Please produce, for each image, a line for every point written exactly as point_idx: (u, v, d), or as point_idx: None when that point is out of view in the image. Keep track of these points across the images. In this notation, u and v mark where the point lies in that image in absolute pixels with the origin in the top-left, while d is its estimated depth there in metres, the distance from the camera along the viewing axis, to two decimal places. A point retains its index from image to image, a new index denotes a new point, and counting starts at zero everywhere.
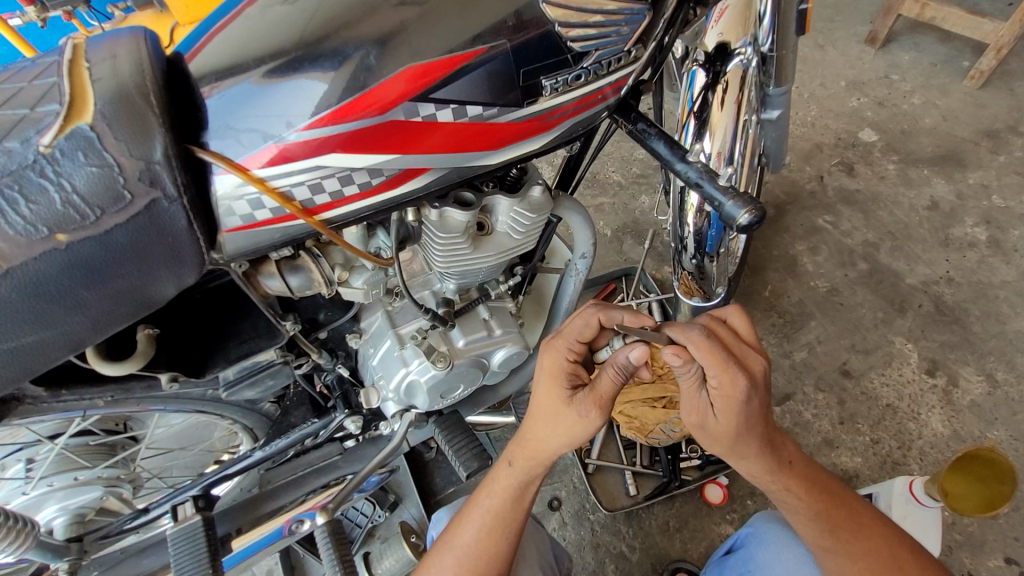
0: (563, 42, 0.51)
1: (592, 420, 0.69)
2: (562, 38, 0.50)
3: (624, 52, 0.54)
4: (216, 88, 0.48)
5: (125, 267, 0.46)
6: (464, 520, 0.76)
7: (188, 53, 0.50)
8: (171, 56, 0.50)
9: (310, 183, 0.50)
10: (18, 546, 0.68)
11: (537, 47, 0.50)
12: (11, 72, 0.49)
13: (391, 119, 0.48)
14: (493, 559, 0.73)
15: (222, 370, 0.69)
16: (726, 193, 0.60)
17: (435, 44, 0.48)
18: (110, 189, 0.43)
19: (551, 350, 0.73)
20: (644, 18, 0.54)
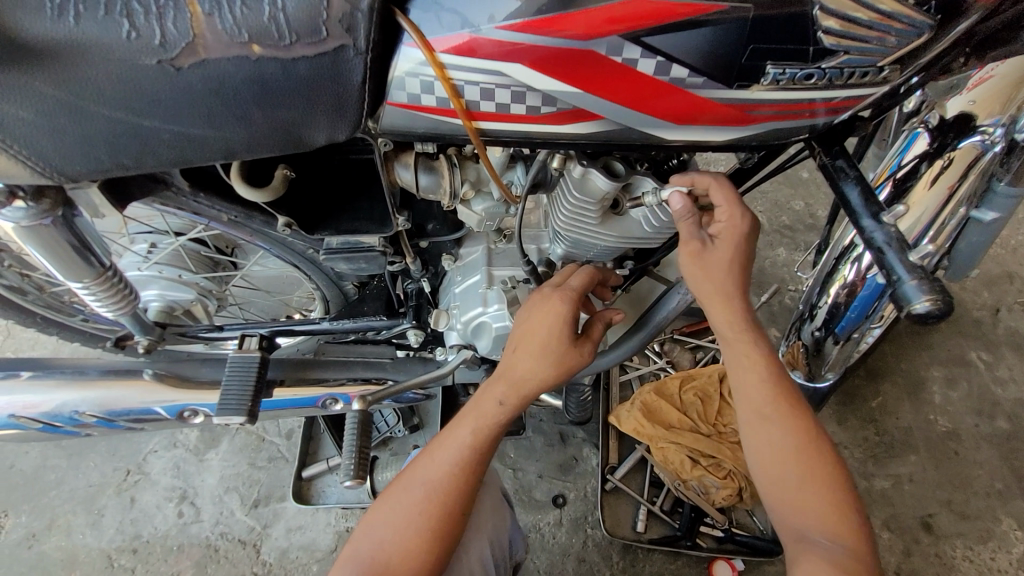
0: (811, 28, 0.44)
1: (578, 364, 0.74)
2: (815, 25, 0.43)
3: (873, 69, 0.46)
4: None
5: (297, 98, 0.48)
6: (439, 448, 0.73)
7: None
8: None
9: (484, 86, 0.48)
10: (120, 308, 0.75)
11: (779, 27, 0.43)
12: None
13: (590, 49, 0.44)
14: (460, 494, 0.70)
15: (328, 235, 0.72)
16: (912, 271, 0.50)
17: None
18: (312, 21, 0.44)
19: (550, 303, 0.73)
20: (915, 35, 0.44)
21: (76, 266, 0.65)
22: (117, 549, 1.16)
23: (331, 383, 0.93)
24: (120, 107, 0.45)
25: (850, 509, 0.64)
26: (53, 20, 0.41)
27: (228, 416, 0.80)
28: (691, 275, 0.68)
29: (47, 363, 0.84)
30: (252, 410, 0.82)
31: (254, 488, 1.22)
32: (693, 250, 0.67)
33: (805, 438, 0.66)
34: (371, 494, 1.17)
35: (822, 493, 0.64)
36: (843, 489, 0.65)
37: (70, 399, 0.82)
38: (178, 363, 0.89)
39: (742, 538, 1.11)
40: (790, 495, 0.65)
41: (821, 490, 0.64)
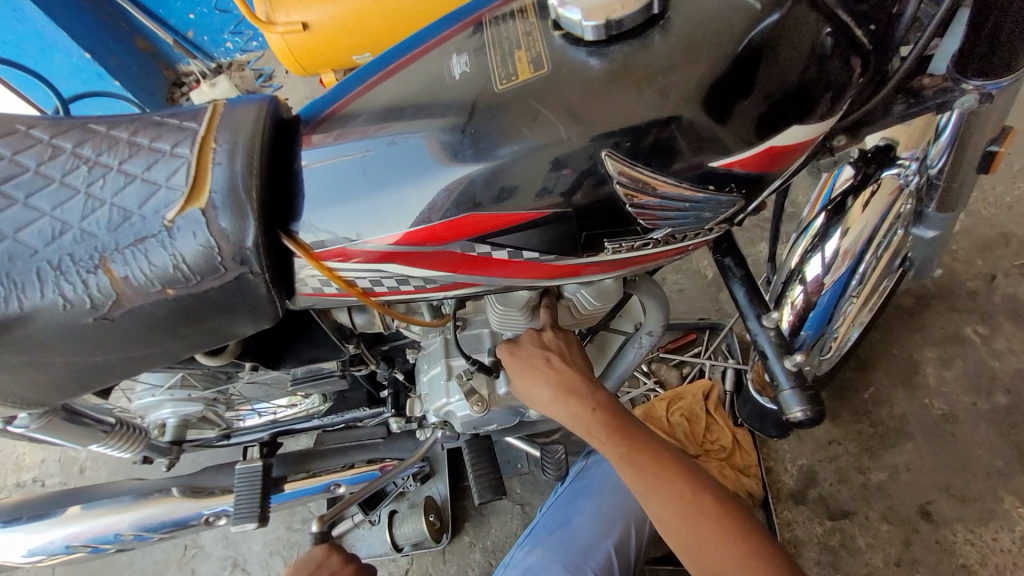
0: (619, 206, 0.49)
1: None
2: (631, 213, 0.50)
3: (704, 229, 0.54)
4: (354, 142, 0.53)
5: (218, 316, 0.55)
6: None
7: (307, 122, 0.56)
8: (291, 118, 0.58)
9: (370, 278, 0.54)
10: (134, 445, 0.88)
11: (607, 216, 0.50)
12: (157, 118, 0.57)
13: (447, 250, 0.51)
14: None
15: (292, 366, 0.80)
16: (788, 379, 0.54)
17: (519, 191, 0.49)
18: (209, 262, 0.51)
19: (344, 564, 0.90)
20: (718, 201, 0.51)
21: (78, 428, 0.79)
22: None
23: (330, 471, 1.03)
24: (68, 353, 0.54)
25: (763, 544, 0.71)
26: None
27: (242, 524, 0.92)
28: (525, 384, 0.77)
29: (94, 492, 0.97)
30: (262, 515, 0.94)
31: (293, 549, 1.36)
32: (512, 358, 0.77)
33: (701, 499, 0.73)
34: (393, 548, 1.26)
35: (727, 547, 0.70)
36: (740, 529, 0.71)
37: (110, 522, 0.95)
38: (198, 474, 1.01)
39: None
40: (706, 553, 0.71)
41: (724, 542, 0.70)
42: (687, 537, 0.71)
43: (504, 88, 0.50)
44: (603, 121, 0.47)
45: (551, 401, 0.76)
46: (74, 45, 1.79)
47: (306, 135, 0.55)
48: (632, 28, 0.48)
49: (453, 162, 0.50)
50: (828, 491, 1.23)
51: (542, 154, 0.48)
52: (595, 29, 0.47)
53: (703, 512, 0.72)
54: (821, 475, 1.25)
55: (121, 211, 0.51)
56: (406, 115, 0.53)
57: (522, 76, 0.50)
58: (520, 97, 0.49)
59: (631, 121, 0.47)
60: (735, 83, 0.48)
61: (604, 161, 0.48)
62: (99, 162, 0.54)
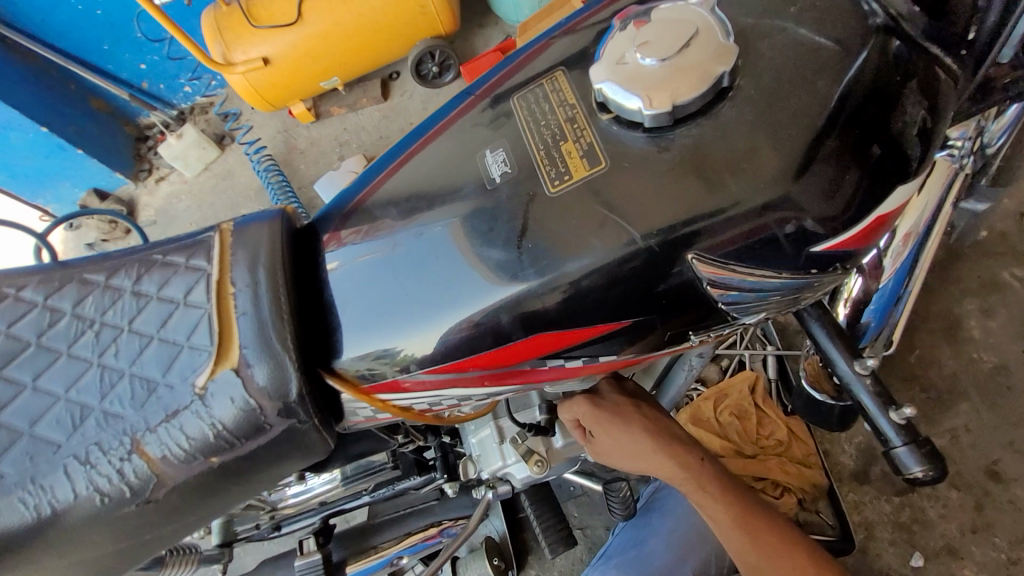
0: (712, 302, 0.45)
1: None
2: (711, 295, 0.45)
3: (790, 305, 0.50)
4: (383, 238, 0.48)
5: (267, 470, 0.49)
6: None
7: (326, 223, 0.51)
8: (306, 227, 0.52)
9: (428, 400, 0.50)
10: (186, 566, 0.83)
11: (688, 308, 0.46)
12: (155, 255, 0.50)
13: (518, 368, 0.48)
14: None
15: (341, 464, 0.76)
16: (899, 434, 0.49)
17: (587, 288, 0.44)
18: (252, 423, 0.45)
19: None
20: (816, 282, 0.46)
21: None
22: None
23: (389, 544, 0.99)
24: (104, 546, 0.47)
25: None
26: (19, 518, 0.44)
27: None
28: (609, 434, 0.76)
29: None
30: None
31: None
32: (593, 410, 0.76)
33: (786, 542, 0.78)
34: None
35: None
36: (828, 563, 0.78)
37: None
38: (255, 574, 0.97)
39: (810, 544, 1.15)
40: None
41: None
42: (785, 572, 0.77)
43: (558, 192, 0.45)
44: (678, 214, 0.43)
45: (644, 446, 0.79)
46: (29, 121, 1.67)
47: (335, 231, 0.50)
48: (697, 110, 0.44)
49: (512, 283, 0.45)
50: (891, 466, 1.21)
51: (614, 255, 0.44)
52: (655, 117, 0.44)
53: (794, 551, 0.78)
54: (881, 451, 1.23)
55: (145, 382, 0.45)
56: (438, 203, 0.48)
57: (577, 176, 0.45)
58: (579, 201, 0.45)
59: (707, 200, 0.43)
60: (816, 150, 0.43)
61: (692, 266, 0.43)
62: (106, 323, 0.48)
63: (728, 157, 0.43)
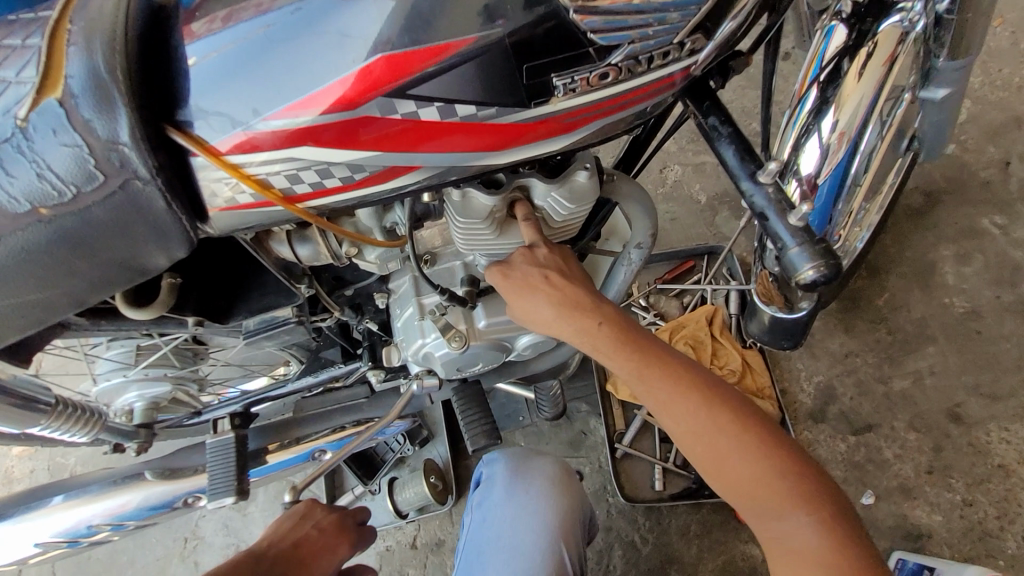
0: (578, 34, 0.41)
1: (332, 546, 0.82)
2: (578, 28, 0.41)
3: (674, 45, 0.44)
4: (251, 20, 0.43)
5: (108, 240, 0.46)
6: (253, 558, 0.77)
7: (188, 11, 0.46)
8: (172, 7, 0.47)
9: (287, 173, 0.45)
10: (90, 429, 0.79)
11: (544, 41, 0.41)
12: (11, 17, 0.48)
13: (364, 115, 0.42)
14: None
15: (243, 318, 0.72)
16: (794, 235, 0.45)
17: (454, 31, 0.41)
18: (81, 168, 0.42)
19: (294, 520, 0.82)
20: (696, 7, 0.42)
21: (23, 412, 0.71)
22: None
23: (313, 438, 0.96)
24: None
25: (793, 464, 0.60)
26: None
27: (220, 499, 0.86)
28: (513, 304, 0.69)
29: (64, 484, 0.89)
30: (240, 488, 0.86)
31: None
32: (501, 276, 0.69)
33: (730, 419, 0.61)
34: (396, 515, 1.19)
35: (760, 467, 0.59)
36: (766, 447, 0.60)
37: (82, 514, 0.88)
38: (171, 455, 0.94)
39: None
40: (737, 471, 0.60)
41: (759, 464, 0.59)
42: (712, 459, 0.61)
43: None
44: None
45: (550, 319, 0.68)
46: None
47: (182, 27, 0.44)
48: None
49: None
50: (850, 406, 1.16)
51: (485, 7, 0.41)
52: None
53: (732, 428, 0.60)
54: (840, 391, 1.18)
55: None
56: None
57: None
58: None
59: None
60: None
61: None
62: None
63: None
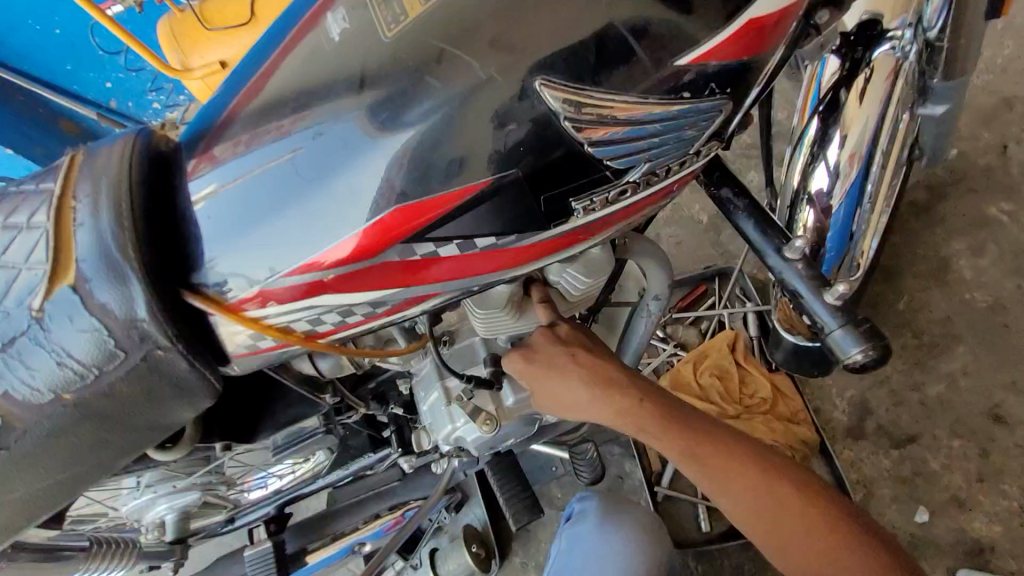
0: (588, 156, 0.42)
1: None
2: (593, 154, 0.42)
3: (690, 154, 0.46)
4: (274, 144, 0.42)
5: (133, 411, 0.45)
6: None
7: (195, 143, 0.44)
8: (171, 148, 0.46)
9: (308, 319, 0.45)
10: (127, 562, 0.77)
11: (563, 168, 0.42)
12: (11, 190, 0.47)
13: (383, 261, 0.42)
14: None
15: (270, 434, 0.71)
16: (833, 317, 0.44)
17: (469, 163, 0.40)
18: (102, 348, 0.41)
19: None
20: (707, 111, 0.43)
21: (54, 565, 0.70)
22: None
23: (352, 530, 0.95)
24: None
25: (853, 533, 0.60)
26: None
27: None
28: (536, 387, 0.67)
29: None
30: None
31: None
32: (522, 357, 0.67)
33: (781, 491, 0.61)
34: None
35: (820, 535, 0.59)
36: (822, 515, 0.60)
37: None
38: (209, 568, 0.92)
39: None
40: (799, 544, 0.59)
41: (819, 533, 0.59)
42: (769, 535, 0.60)
43: (394, 35, 0.40)
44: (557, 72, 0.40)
45: (588, 400, 0.66)
46: None
47: (206, 149, 0.43)
48: None
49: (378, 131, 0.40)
50: (887, 418, 1.13)
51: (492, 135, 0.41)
52: None
53: (787, 501, 0.61)
54: (875, 403, 1.15)
55: None
56: (333, 99, 0.41)
57: (412, 17, 0.40)
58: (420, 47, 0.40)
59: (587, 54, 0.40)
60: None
61: (541, 93, 0.40)
62: None
63: (601, 7, 0.40)
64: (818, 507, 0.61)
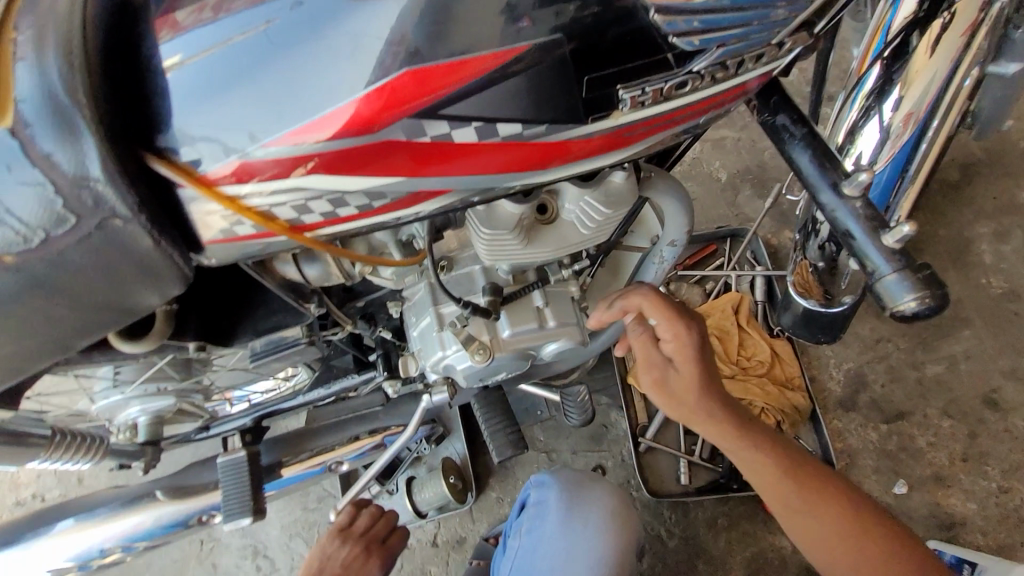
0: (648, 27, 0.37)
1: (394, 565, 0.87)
2: (657, 28, 0.37)
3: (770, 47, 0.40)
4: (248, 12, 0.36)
5: (87, 287, 0.40)
6: None
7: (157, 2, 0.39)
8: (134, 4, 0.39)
9: (294, 203, 0.38)
10: (93, 456, 0.75)
11: (609, 47, 0.37)
12: None
13: (387, 140, 0.35)
14: None
15: (250, 340, 0.66)
16: (887, 259, 0.39)
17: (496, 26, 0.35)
18: (48, 208, 0.36)
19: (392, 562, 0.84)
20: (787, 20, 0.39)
21: (16, 454, 0.67)
22: None
23: (331, 448, 0.92)
24: None
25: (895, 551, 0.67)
26: None
27: (236, 520, 0.81)
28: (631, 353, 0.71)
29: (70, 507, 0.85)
30: (256, 507, 0.82)
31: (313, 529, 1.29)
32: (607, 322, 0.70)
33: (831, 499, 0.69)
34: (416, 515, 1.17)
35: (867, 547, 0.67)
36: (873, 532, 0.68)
37: (94, 538, 0.84)
38: (182, 472, 0.90)
39: None
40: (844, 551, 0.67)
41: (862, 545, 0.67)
42: (816, 534, 0.68)
43: None
44: None
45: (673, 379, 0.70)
46: None
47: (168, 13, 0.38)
48: None
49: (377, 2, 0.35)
50: (881, 393, 1.12)
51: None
52: None
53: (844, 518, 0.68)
54: (872, 377, 1.13)
55: None
56: None
57: None
58: None
59: None
60: None
61: None
62: None
63: None
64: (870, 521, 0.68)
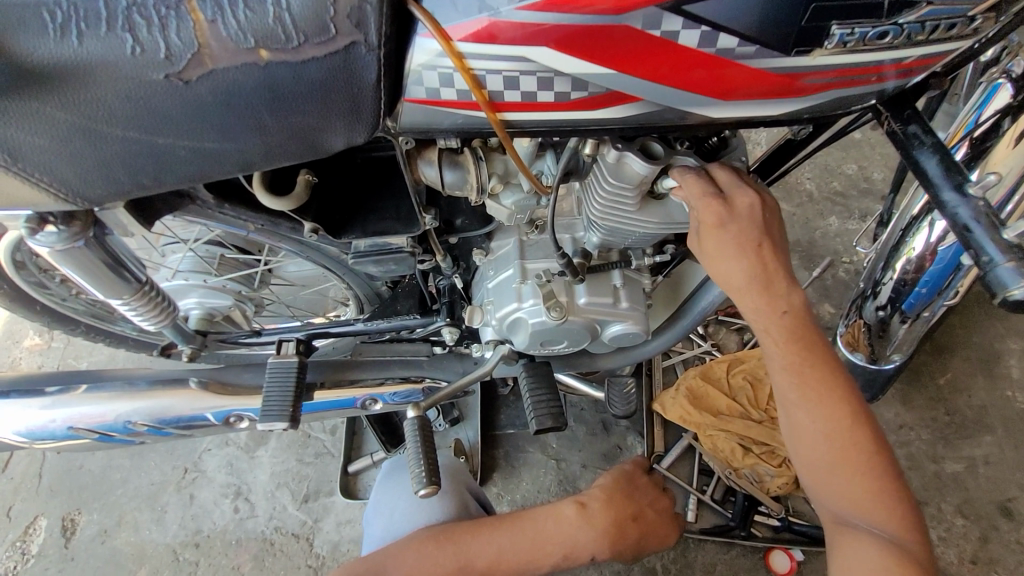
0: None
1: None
2: None
3: (964, 19, 0.47)
4: None
5: (304, 105, 0.44)
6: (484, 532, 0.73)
7: None
8: None
9: (508, 74, 0.45)
10: (160, 319, 0.71)
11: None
12: None
13: (625, 24, 0.42)
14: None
15: (355, 238, 0.68)
16: (1005, 251, 0.44)
17: None
18: (319, 18, 0.41)
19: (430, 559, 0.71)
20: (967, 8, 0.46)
21: (110, 280, 0.63)
22: (181, 544, 1.21)
23: (367, 384, 0.91)
24: (135, 126, 0.44)
25: (899, 502, 0.60)
26: (57, 40, 0.40)
27: (271, 422, 0.82)
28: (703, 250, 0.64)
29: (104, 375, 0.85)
30: (294, 416, 0.83)
31: (303, 484, 1.26)
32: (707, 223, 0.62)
33: (840, 414, 0.61)
34: None
35: (865, 485, 0.60)
36: (882, 474, 0.60)
37: (122, 410, 0.85)
38: (220, 369, 0.90)
39: (800, 528, 1.07)
40: (827, 480, 0.61)
41: (857, 476, 0.60)
42: (821, 458, 0.61)
43: None
44: None
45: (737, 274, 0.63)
46: None
47: None
48: None
49: None
50: None
51: None
52: None
53: (853, 450, 0.60)
54: None
55: None
56: None
57: None
58: None
59: None
60: None
61: None
62: None
63: None
64: (878, 461, 0.61)
